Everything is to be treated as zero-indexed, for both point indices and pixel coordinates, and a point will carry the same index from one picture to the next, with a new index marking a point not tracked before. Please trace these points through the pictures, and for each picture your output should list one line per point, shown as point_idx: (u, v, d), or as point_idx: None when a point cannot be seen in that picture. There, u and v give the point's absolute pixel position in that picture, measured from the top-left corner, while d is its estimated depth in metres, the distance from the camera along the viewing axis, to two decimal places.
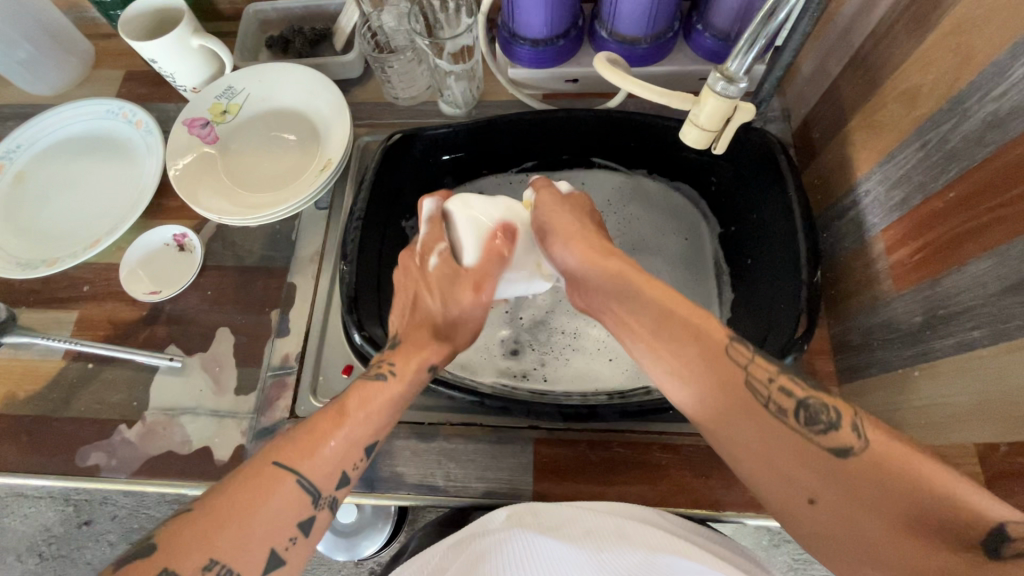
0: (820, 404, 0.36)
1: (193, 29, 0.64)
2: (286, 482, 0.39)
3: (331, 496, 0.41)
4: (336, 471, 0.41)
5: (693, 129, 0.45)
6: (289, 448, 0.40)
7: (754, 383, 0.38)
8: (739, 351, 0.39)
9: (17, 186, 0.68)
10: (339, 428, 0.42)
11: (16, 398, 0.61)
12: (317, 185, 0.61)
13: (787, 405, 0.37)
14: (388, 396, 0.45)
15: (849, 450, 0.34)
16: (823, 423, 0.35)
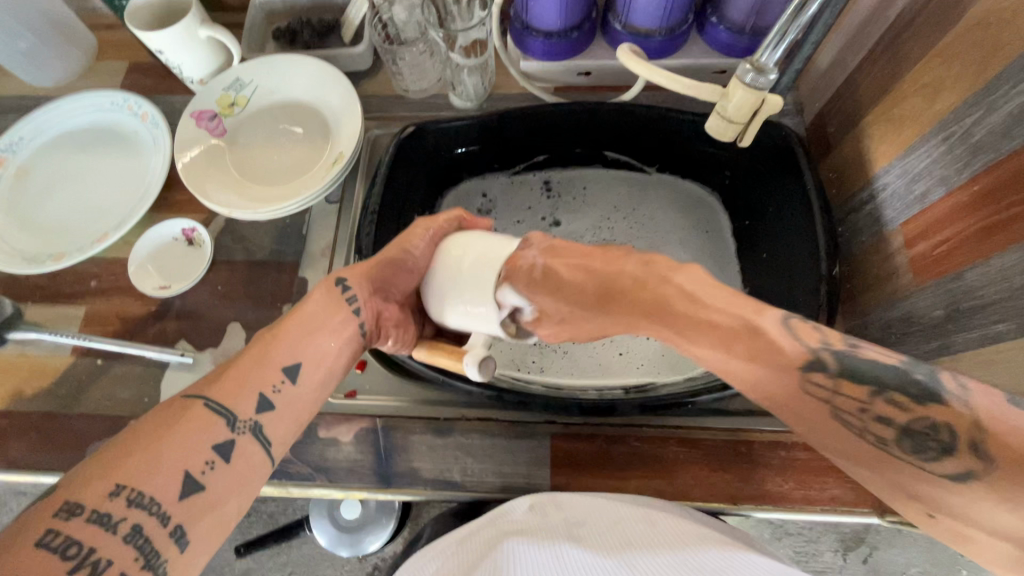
0: (932, 422, 0.33)
1: (200, 20, 0.63)
2: (212, 408, 0.38)
3: (253, 421, 0.39)
4: (251, 393, 0.39)
5: (721, 122, 0.48)
6: (211, 387, 0.39)
7: (848, 416, 0.36)
8: (818, 383, 0.36)
9: (20, 179, 0.67)
10: (263, 361, 0.41)
11: (23, 394, 0.61)
12: (329, 178, 0.61)
13: (887, 434, 0.35)
14: (322, 324, 0.44)
15: (970, 475, 0.31)
16: (933, 448, 0.33)
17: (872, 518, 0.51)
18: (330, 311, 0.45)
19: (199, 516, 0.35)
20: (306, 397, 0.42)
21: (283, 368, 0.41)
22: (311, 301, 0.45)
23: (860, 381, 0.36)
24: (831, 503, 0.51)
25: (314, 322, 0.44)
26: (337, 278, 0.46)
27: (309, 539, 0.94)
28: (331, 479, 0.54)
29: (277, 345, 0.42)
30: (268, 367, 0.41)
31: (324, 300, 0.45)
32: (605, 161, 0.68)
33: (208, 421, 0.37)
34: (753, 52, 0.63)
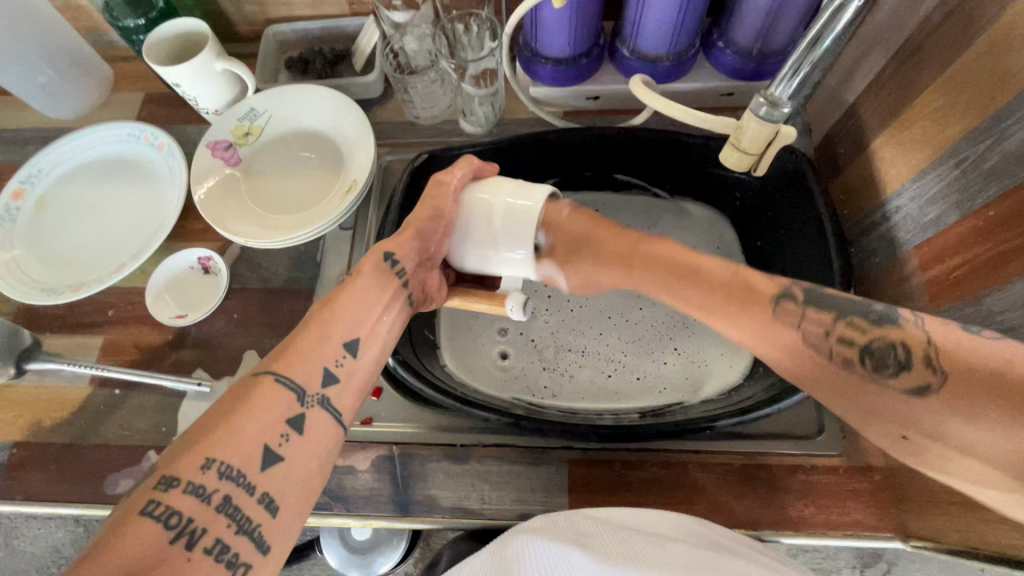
0: (888, 344, 0.39)
1: (217, 53, 0.64)
2: (278, 381, 0.39)
3: (319, 393, 0.40)
4: (318, 368, 0.41)
5: (735, 153, 0.49)
6: (275, 361, 0.41)
7: (823, 351, 0.42)
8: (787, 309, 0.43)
9: (39, 211, 0.68)
10: (325, 335, 0.42)
11: (41, 425, 0.61)
12: (344, 206, 0.61)
13: (853, 353, 0.41)
14: (380, 302, 0.45)
15: (928, 387, 0.37)
16: (892, 364, 0.39)
17: (896, 543, 0.50)
18: (380, 284, 0.46)
19: (282, 484, 0.37)
20: (366, 369, 0.43)
21: (343, 343, 0.42)
22: (362, 277, 0.45)
23: (825, 308, 0.42)
24: (853, 528, 0.50)
25: (372, 298, 0.45)
26: (386, 251, 0.47)
27: (321, 561, 0.94)
28: (349, 508, 0.54)
29: (336, 320, 0.43)
30: (331, 342, 0.42)
31: (374, 274, 0.46)
32: (614, 182, 0.68)
33: (278, 394, 0.39)
34: (760, 75, 0.63)
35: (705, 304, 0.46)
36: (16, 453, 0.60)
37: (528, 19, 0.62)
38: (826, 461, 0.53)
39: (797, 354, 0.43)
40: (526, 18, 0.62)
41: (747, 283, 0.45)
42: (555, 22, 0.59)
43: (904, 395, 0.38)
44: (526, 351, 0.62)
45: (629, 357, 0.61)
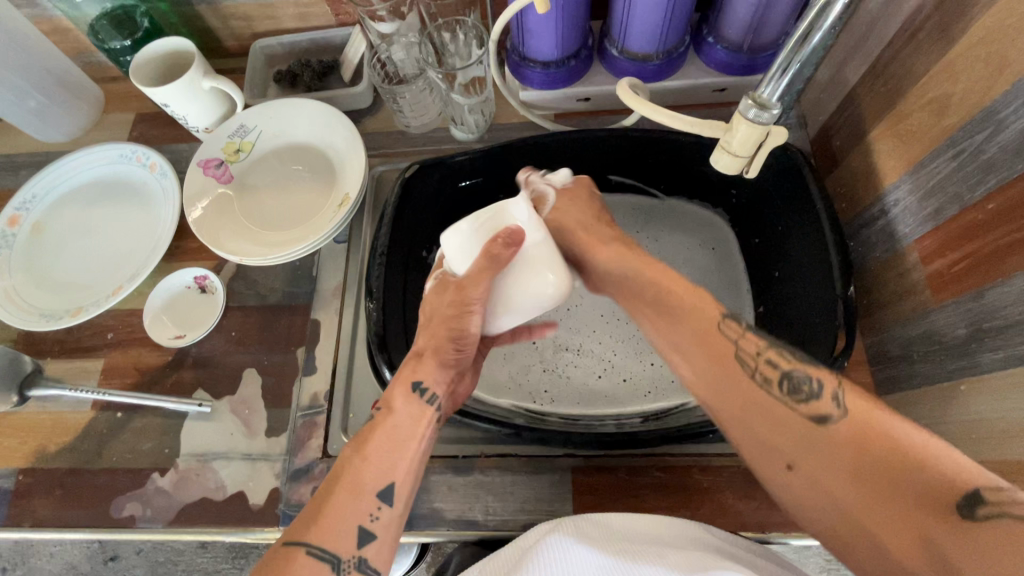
0: (804, 375, 0.39)
1: (204, 71, 0.64)
2: (313, 554, 0.37)
3: (356, 557, 0.39)
4: (353, 529, 0.39)
5: (725, 156, 0.47)
6: (307, 531, 0.38)
7: (760, 379, 0.41)
8: (731, 326, 0.44)
9: (34, 236, 0.68)
10: (358, 489, 0.41)
11: (46, 451, 0.61)
12: (336, 220, 0.61)
13: (784, 383, 0.40)
14: (408, 434, 0.45)
15: (831, 418, 0.37)
16: (805, 393, 0.38)
17: None
18: (415, 414, 0.46)
19: None
20: (399, 518, 0.42)
21: (377, 494, 0.41)
22: (395, 413, 0.46)
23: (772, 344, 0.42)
24: None
25: (402, 433, 0.45)
26: (413, 381, 0.47)
27: None
28: None
29: (364, 471, 0.42)
30: (364, 496, 0.41)
31: (407, 408, 0.46)
32: (609, 184, 0.68)
33: (315, 569, 0.37)
34: (752, 69, 0.62)
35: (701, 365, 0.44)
36: (23, 479, 0.60)
37: (515, 24, 0.61)
38: None
39: (716, 373, 0.43)
40: (513, 23, 0.61)
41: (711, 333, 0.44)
42: (541, 26, 0.58)
43: (805, 421, 0.38)
44: (516, 357, 0.61)
45: (627, 361, 0.60)
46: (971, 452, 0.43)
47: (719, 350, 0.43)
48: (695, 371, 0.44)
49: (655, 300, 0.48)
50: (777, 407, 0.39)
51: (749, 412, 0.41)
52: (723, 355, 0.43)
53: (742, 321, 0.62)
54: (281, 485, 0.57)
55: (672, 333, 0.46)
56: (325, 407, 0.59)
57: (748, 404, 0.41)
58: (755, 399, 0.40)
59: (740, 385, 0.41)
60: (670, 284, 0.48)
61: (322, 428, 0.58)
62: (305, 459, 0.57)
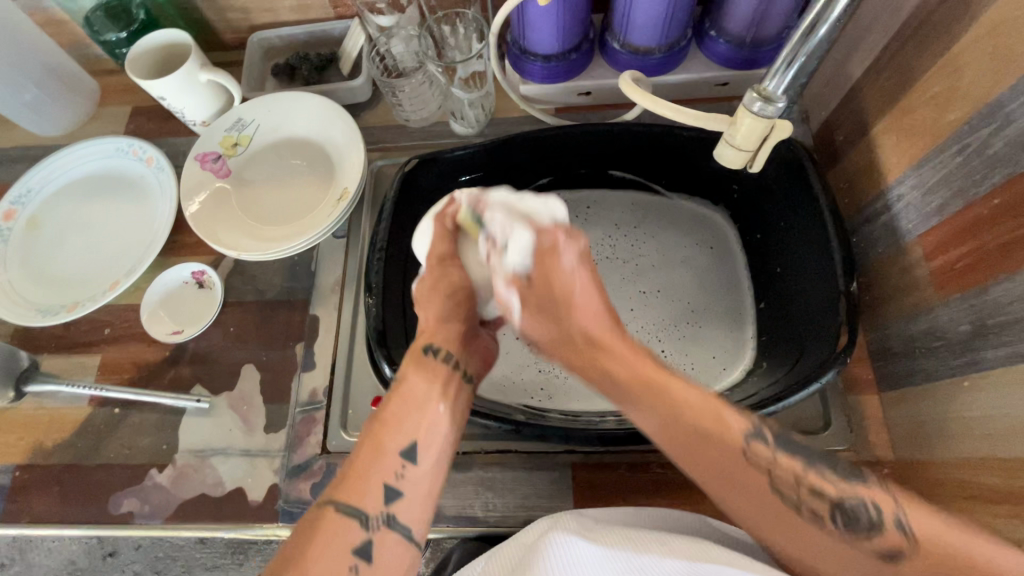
0: (857, 500, 0.36)
1: (200, 64, 0.63)
2: (342, 512, 0.39)
3: (385, 513, 0.39)
4: (379, 488, 0.40)
5: (728, 150, 0.47)
6: (337, 488, 0.40)
7: (786, 490, 0.37)
8: (757, 449, 0.38)
9: (30, 231, 0.68)
10: (381, 451, 0.41)
11: (43, 447, 0.61)
12: (335, 215, 0.60)
13: (822, 508, 0.36)
14: (427, 392, 0.44)
15: (897, 554, 0.34)
16: (863, 522, 0.35)
17: None
18: (431, 375, 0.45)
19: None
20: (427, 476, 0.41)
21: (402, 452, 0.41)
22: (412, 375, 0.44)
23: (795, 450, 0.39)
24: None
25: (419, 393, 0.44)
26: (424, 345, 0.46)
27: None
28: None
29: (389, 432, 0.41)
30: (389, 455, 0.41)
31: (421, 370, 0.45)
32: (609, 179, 0.67)
33: (344, 526, 0.38)
34: (754, 63, 0.62)
35: (707, 471, 0.38)
36: (19, 475, 0.60)
37: (515, 17, 0.60)
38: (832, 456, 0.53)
39: (717, 471, 0.38)
40: (513, 15, 0.60)
41: (720, 419, 0.39)
42: (541, 20, 0.58)
43: (872, 560, 0.34)
44: (517, 352, 0.61)
45: None
46: (974, 449, 0.42)
47: (693, 452, 0.38)
48: (666, 435, 0.39)
49: (648, 395, 0.40)
50: (834, 542, 0.36)
51: (785, 531, 0.37)
52: (732, 459, 0.38)
53: (743, 318, 0.61)
54: (280, 482, 0.56)
55: (683, 455, 0.39)
56: (324, 404, 0.59)
57: (786, 524, 0.36)
58: (801, 532, 0.36)
59: (759, 496, 0.37)
60: (671, 391, 0.39)
61: (320, 424, 0.58)
62: (304, 455, 0.57)
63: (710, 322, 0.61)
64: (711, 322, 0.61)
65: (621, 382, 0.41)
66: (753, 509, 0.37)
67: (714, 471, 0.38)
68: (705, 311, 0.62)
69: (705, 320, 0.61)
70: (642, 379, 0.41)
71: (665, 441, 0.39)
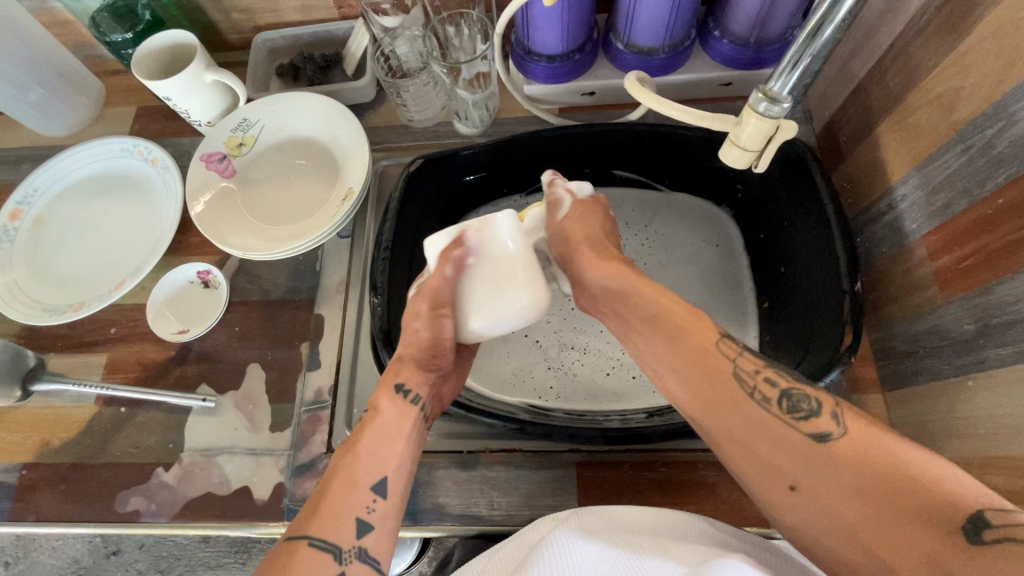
0: (802, 393, 0.39)
1: (206, 64, 0.63)
2: (313, 545, 0.38)
3: (356, 547, 0.39)
4: (352, 521, 0.40)
5: (733, 150, 0.47)
6: (308, 525, 0.39)
7: (742, 376, 0.40)
8: (728, 344, 0.42)
9: (37, 231, 0.68)
10: (352, 485, 0.41)
11: (50, 446, 0.61)
12: (340, 215, 0.61)
13: (772, 394, 0.39)
14: (398, 430, 0.45)
15: (830, 437, 0.36)
16: (805, 411, 0.38)
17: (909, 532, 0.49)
18: (402, 414, 0.46)
19: None
20: (397, 509, 0.42)
21: (372, 487, 0.42)
22: (382, 411, 0.46)
23: (756, 352, 0.41)
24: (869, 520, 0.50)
25: (391, 429, 0.45)
26: (397, 384, 0.47)
27: None
28: None
29: (360, 465, 0.42)
30: (359, 490, 0.41)
31: (392, 407, 0.46)
32: (613, 179, 0.67)
33: (317, 560, 0.38)
34: (758, 63, 0.62)
35: (671, 360, 0.42)
36: (26, 474, 0.60)
37: (519, 18, 0.60)
38: None
39: (713, 403, 0.40)
40: (517, 16, 0.60)
41: (693, 327, 0.42)
42: (545, 21, 0.58)
43: (807, 441, 0.37)
44: (521, 351, 0.61)
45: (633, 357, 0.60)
46: (978, 447, 0.43)
47: (689, 357, 0.42)
48: (691, 396, 0.41)
49: (625, 293, 0.45)
50: (778, 425, 0.38)
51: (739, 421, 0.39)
52: (706, 357, 0.41)
53: (746, 317, 0.62)
54: (285, 481, 0.56)
55: (651, 350, 0.44)
56: (329, 403, 0.59)
57: (761, 437, 0.38)
58: (750, 417, 0.39)
59: (722, 384, 0.40)
60: (644, 290, 0.44)
61: (326, 423, 0.58)
62: (309, 454, 0.57)
63: (714, 321, 0.61)
64: (715, 321, 0.62)
65: (613, 299, 0.46)
66: (703, 397, 0.41)
67: (682, 361, 0.42)
68: (709, 311, 0.62)
69: (708, 319, 0.62)
70: (623, 283, 0.45)
71: (658, 356, 0.43)
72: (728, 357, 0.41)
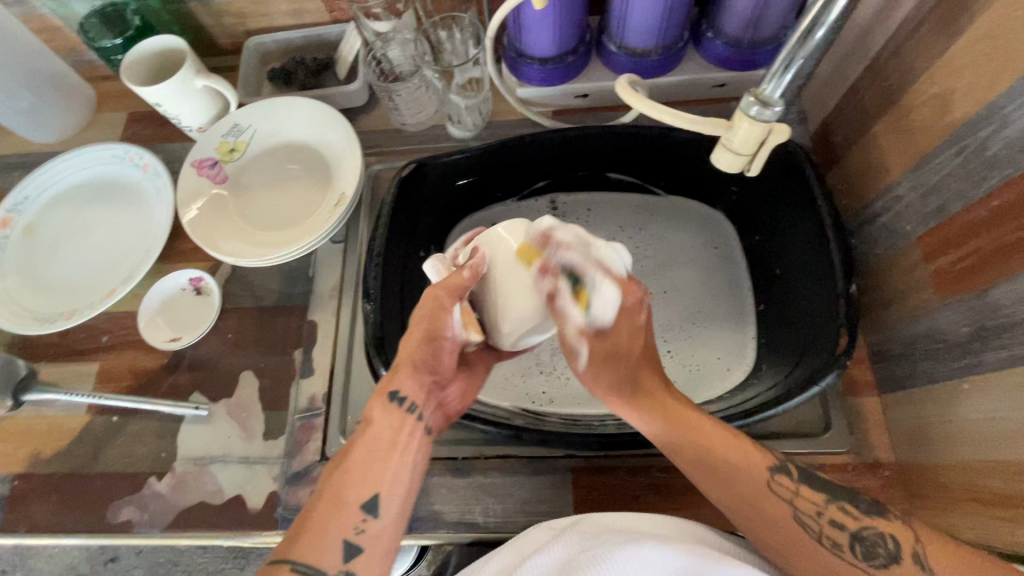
0: (876, 534, 0.40)
1: (196, 70, 0.63)
2: (295, 567, 0.39)
3: (343, 569, 0.40)
4: (338, 544, 0.40)
5: (725, 154, 0.47)
6: (293, 546, 0.40)
7: (807, 519, 0.41)
8: (782, 481, 0.42)
9: (27, 238, 0.68)
10: (340, 504, 0.42)
11: (41, 455, 0.61)
12: (333, 221, 0.60)
13: (842, 538, 0.40)
14: (390, 442, 0.45)
15: None
16: (882, 556, 0.38)
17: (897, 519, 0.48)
18: (394, 424, 0.46)
19: None
20: (388, 527, 0.42)
21: (363, 505, 0.42)
22: (374, 423, 0.45)
23: (818, 487, 0.42)
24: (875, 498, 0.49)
25: (383, 442, 0.45)
26: (390, 392, 0.46)
27: None
28: None
29: (349, 483, 0.42)
30: (346, 508, 0.42)
31: (385, 416, 0.46)
32: (607, 181, 0.67)
33: None
34: (752, 64, 0.62)
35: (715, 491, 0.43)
36: (18, 484, 0.60)
37: (511, 20, 0.60)
38: (834, 458, 0.52)
39: (732, 489, 0.43)
40: (510, 18, 0.60)
41: (738, 455, 0.43)
42: (537, 23, 0.58)
43: None
44: (516, 356, 0.61)
45: None
46: (975, 451, 0.42)
47: (716, 466, 0.43)
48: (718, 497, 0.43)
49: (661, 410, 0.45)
50: (856, 574, 0.39)
51: (766, 514, 0.41)
52: (724, 458, 0.43)
53: (743, 319, 0.61)
54: (279, 489, 0.56)
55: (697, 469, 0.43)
56: (323, 410, 0.59)
57: (781, 526, 0.41)
58: (788, 530, 0.41)
59: (776, 525, 0.41)
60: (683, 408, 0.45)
61: (320, 430, 0.58)
62: (303, 462, 0.57)
63: (710, 324, 0.61)
64: (711, 324, 0.61)
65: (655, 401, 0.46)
66: (757, 527, 0.42)
67: (698, 461, 0.44)
68: (705, 314, 0.62)
69: (705, 322, 0.61)
70: (665, 406, 0.45)
71: (679, 440, 0.44)
72: (785, 493, 0.42)
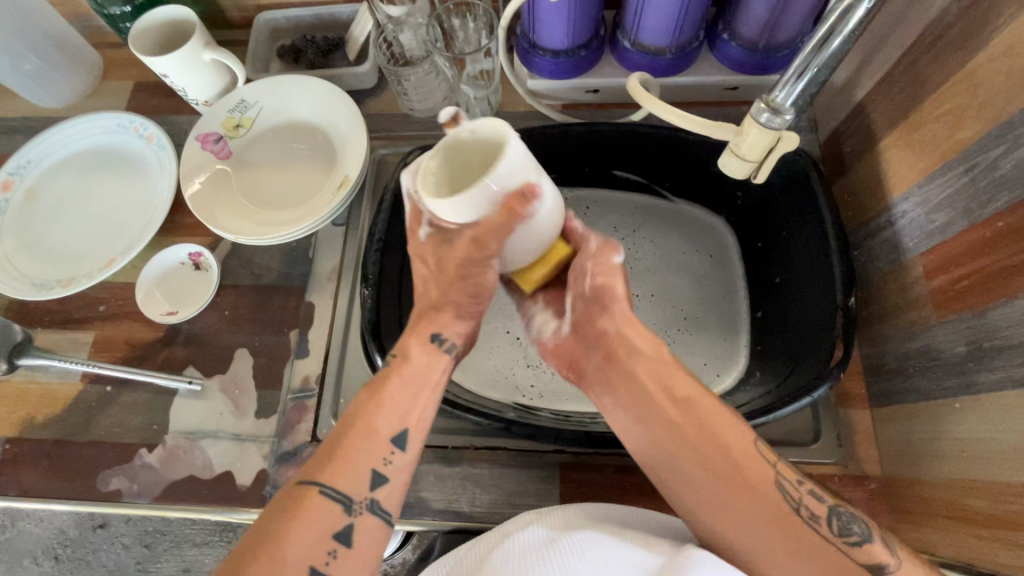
0: (852, 513, 0.39)
1: (204, 42, 0.62)
2: (323, 494, 0.39)
3: (368, 497, 0.40)
4: (365, 473, 0.40)
5: (733, 159, 0.47)
6: (322, 468, 0.40)
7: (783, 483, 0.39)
8: (765, 449, 0.41)
9: (28, 204, 0.67)
10: (371, 432, 0.41)
11: (34, 420, 0.61)
12: (335, 203, 0.60)
13: (820, 511, 0.38)
14: (422, 382, 0.44)
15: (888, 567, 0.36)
16: (857, 535, 0.37)
17: None
18: (430, 363, 0.45)
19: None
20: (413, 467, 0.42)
21: (391, 438, 0.42)
22: (412, 360, 0.45)
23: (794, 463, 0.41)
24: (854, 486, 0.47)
25: (417, 380, 0.44)
26: (433, 333, 0.46)
27: None
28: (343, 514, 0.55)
29: (379, 415, 0.42)
30: (377, 438, 0.41)
31: (425, 355, 0.45)
32: (612, 178, 0.67)
33: (325, 510, 0.39)
34: (765, 69, 0.61)
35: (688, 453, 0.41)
36: (10, 448, 0.60)
37: (526, 9, 0.59)
38: (821, 468, 0.52)
39: (696, 447, 0.41)
40: (524, 8, 0.59)
41: (720, 426, 0.41)
42: (551, 13, 0.57)
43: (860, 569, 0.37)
44: (512, 348, 0.61)
45: None
46: (962, 469, 0.43)
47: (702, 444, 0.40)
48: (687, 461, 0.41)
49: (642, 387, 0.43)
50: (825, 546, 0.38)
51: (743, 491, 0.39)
52: (687, 425, 0.41)
53: (736, 327, 0.62)
54: (269, 467, 0.56)
55: (670, 449, 0.41)
56: (316, 391, 0.59)
57: (741, 488, 0.39)
58: (763, 495, 0.39)
59: (751, 494, 0.39)
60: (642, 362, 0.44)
61: (312, 412, 0.58)
62: (293, 442, 0.57)
63: (702, 329, 0.61)
64: (704, 329, 0.61)
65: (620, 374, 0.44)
66: (728, 492, 0.39)
67: (668, 422, 0.42)
68: (701, 317, 0.62)
69: (698, 326, 0.61)
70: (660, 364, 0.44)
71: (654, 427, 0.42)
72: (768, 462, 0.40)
